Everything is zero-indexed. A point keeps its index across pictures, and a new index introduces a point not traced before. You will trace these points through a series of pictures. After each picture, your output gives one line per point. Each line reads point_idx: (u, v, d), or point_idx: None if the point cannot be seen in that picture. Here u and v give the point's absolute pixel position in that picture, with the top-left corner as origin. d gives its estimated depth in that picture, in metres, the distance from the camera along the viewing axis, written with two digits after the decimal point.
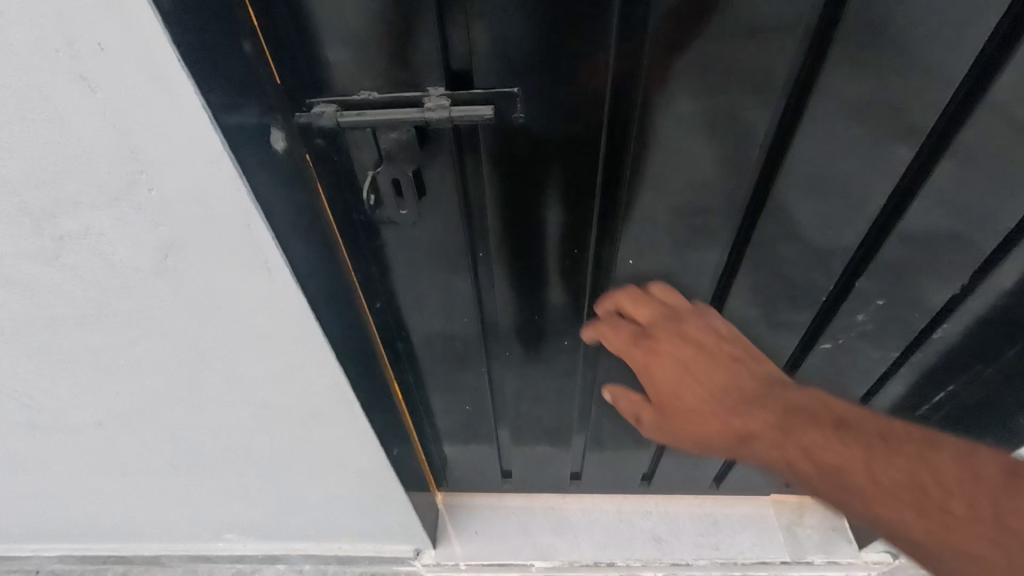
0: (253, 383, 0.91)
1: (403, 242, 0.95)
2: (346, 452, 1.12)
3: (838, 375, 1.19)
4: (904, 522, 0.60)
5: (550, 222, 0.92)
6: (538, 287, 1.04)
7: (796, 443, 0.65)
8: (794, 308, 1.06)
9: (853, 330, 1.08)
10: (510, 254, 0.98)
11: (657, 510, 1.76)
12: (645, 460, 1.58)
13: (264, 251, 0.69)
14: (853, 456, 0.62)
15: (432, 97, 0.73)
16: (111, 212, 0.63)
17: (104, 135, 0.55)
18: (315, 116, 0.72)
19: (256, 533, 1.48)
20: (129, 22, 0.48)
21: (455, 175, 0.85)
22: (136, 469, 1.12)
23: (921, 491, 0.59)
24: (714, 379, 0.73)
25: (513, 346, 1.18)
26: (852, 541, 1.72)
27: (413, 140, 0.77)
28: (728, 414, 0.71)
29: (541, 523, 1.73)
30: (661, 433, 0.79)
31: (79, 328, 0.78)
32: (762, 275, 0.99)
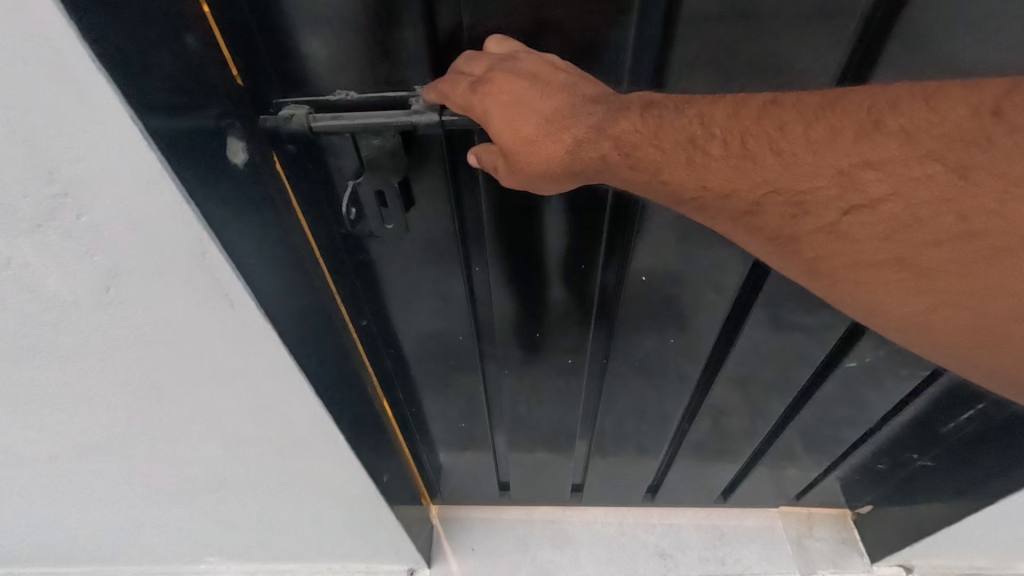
0: (223, 415, 0.83)
1: (389, 254, 0.86)
2: (332, 479, 1.04)
3: (858, 390, 1.14)
4: (687, 194, 0.55)
5: (555, 230, 0.84)
6: (542, 299, 0.96)
7: (608, 139, 0.55)
8: (816, 323, 0.98)
9: (881, 350, 1.03)
10: (512, 266, 0.90)
11: (661, 523, 1.68)
12: (648, 474, 1.50)
13: (216, 274, 0.59)
14: (644, 134, 0.53)
15: (419, 98, 0.64)
16: (35, 240, 0.54)
17: (11, 151, 0.47)
18: (284, 118, 0.63)
19: (240, 555, 1.40)
20: (31, 21, 0.40)
21: (446, 182, 0.75)
22: (104, 498, 1.04)
23: (694, 151, 0.53)
24: (539, 96, 0.55)
25: (512, 360, 1.10)
26: (863, 555, 1.65)
27: (399, 146, 0.68)
28: (563, 134, 0.56)
29: (541, 537, 1.66)
30: (511, 176, 0.59)
31: (16, 363, 0.69)
32: (783, 290, 0.92)
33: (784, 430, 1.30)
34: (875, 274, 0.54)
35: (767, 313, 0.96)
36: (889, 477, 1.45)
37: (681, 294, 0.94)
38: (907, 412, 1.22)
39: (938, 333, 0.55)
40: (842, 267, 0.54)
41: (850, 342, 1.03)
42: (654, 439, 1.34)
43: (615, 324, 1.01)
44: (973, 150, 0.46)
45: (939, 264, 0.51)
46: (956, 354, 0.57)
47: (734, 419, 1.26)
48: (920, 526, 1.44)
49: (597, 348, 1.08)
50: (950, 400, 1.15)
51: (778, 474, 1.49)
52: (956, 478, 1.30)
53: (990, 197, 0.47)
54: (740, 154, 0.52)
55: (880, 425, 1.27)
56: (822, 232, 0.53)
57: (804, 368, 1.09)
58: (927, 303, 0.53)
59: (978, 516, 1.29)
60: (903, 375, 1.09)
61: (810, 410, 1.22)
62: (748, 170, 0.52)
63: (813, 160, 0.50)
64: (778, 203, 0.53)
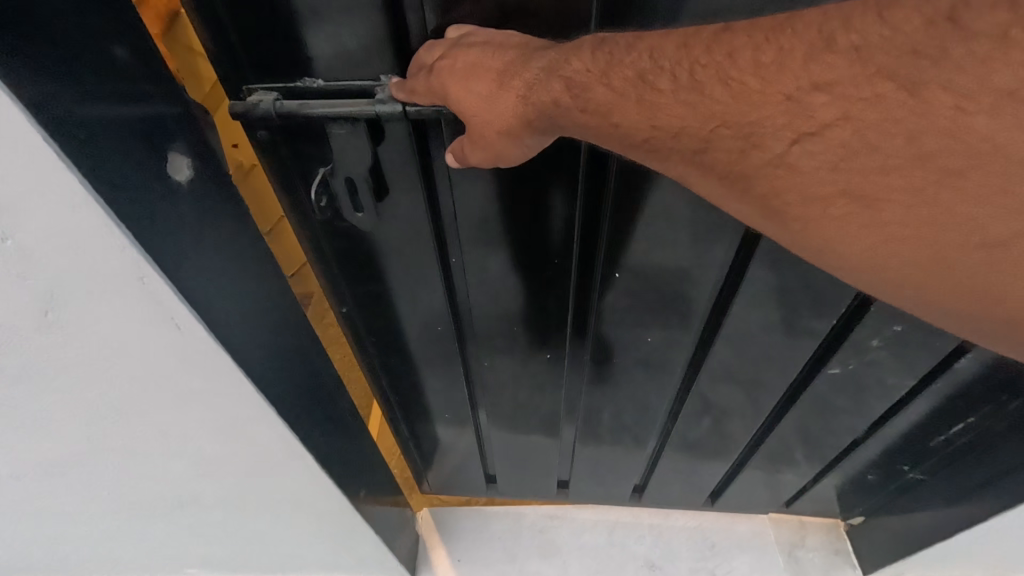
0: (185, 436, 0.79)
1: (360, 243, 0.81)
2: (306, 497, 1.01)
3: (845, 396, 1.09)
4: (638, 139, 0.50)
5: (531, 218, 0.77)
6: (522, 294, 0.90)
7: (559, 78, 0.51)
8: (800, 328, 0.92)
9: (866, 356, 0.97)
10: (488, 257, 0.83)
11: (651, 531, 1.63)
12: (635, 481, 1.45)
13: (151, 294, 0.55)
14: (592, 71, 0.50)
15: (385, 86, 0.61)
16: None
17: None
18: (248, 104, 0.61)
19: (221, 568, 1.36)
20: None
21: (415, 170, 0.71)
22: (70, 515, 1.00)
23: (644, 85, 0.48)
24: (490, 53, 0.53)
25: (489, 359, 1.04)
26: (855, 566, 1.61)
27: (363, 136, 0.64)
28: (514, 81, 0.52)
29: (529, 548, 1.61)
30: (480, 149, 0.57)
31: None
32: (762, 289, 0.86)
33: (773, 435, 1.24)
34: (836, 223, 0.48)
35: (750, 316, 0.90)
36: (884, 485, 1.40)
37: (661, 294, 0.88)
38: (895, 425, 1.17)
39: (921, 284, 0.50)
40: (804, 220, 0.49)
41: (835, 345, 0.97)
42: (641, 439, 1.27)
43: (598, 328, 0.96)
44: (922, 62, 0.41)
45: (896, 196, 0.45)
46: (943, 305, 0.52)
47: (719, 425, 1.20)
48: (917, 535, 1.39)
49: (579, 354, 1.03)
50: (941, 408, 1.10)
51: (770, 480, 1.43)
52: (952, 485, 1.25)
53: (941, 111, 0.42)
54: (689, 87, 0.47)
55: (872, 436, 1.20)
56: (772, 165, 0.47)
57: (789, 374, 1.02)
58: (904, 245, 0.48)
59: (972, 525, 1.25)
60: (893, 383, 1.04)
61: (799, 417, 1.16)
62: (695, 100, 0.47)
63: (761, 87, 0.45)
64: (727, 138, 0.48)
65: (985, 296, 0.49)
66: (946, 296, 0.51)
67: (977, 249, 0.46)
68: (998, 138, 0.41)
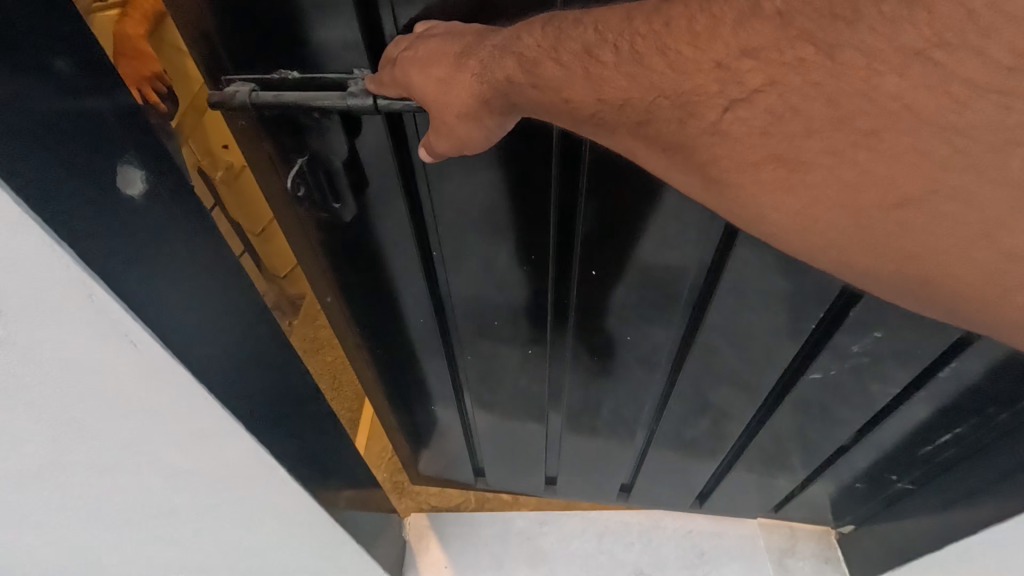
0: (159, 530, 0.60)
1: (333, 238, 0.69)
2: (324, 558, 0.86)
3: (833, 401, 0.86)
4: (585, 114, 0.39)
5: (497, 213, 0.64)
6: (506, 300, 0.76)
7: (511, 54, 0.37)
8: (760, 327, 0.74)
9: (849, 364, 0.78)
10: (462, 257, 0.70)
11: (639, 540, 1.35)
12: (621, 480, 1.21)
13: (114, 322, 0.39)
14: (541, 46, 0.36)
15: (359, 79, 0.52)
16: None
17: None
18: (225, 94, 0.52)
19: None
20: None
21: (392, 156, 0.59)
22: None
23: (587, 59, 0.35)
24: (451, 37, 0.41)
25: (472, 369, 0.90)
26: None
27: (337, 127, 0.56)
28: (469, 61, 0.40)
29: (517, 559, 1.33)
30: (444, 138, 0.44)
31: None
32: (747, 279, 0.67)
33: (755, 441, 1.00)
34: (821, 217, 0.36)
35: (746, 316, 0.72)
36: (873, 496, 1.13)
37: (664, 301, 0.73)
38: (872, 442, 0.95)
39: (845, 245, 0.38)
40: (782, 217, 0.37)
41: (823, 342, 0.75)
42: (614, 458, 1.12)
43: (586, 349, 0.84)
44: (862, 29, 0.30)
45: (819, 161, 0.34)
46: (871, 263, 0.39)
47: (695, 424, 0.97)
48: (888, 543, 1.17)
49: (565, 375, 0.91)
50: (948, 421, 0.85)
51: (763, 484, 1.15)
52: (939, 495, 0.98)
53: (882, 81, 0.31)
54: (631, 60, 0.34)
55: (851, 448, 0.96)
56: (707, 135, 0.35)
57: (765, 381, 0.84)
58: (815, 204, 0.36)
59: (937, 552, 1.02)
60: (899, 378, 0.80)
61: (780, 418, 0.92)
62: (639, 73, 0.34)
63: (693, 57, 0.33)
64: (666, 114, 0.35)
65: (916, 246, 0.37)
66: (859, 248, 0.38)
67: (895, 208, 0.35)
68: (906, 100, 0.31)
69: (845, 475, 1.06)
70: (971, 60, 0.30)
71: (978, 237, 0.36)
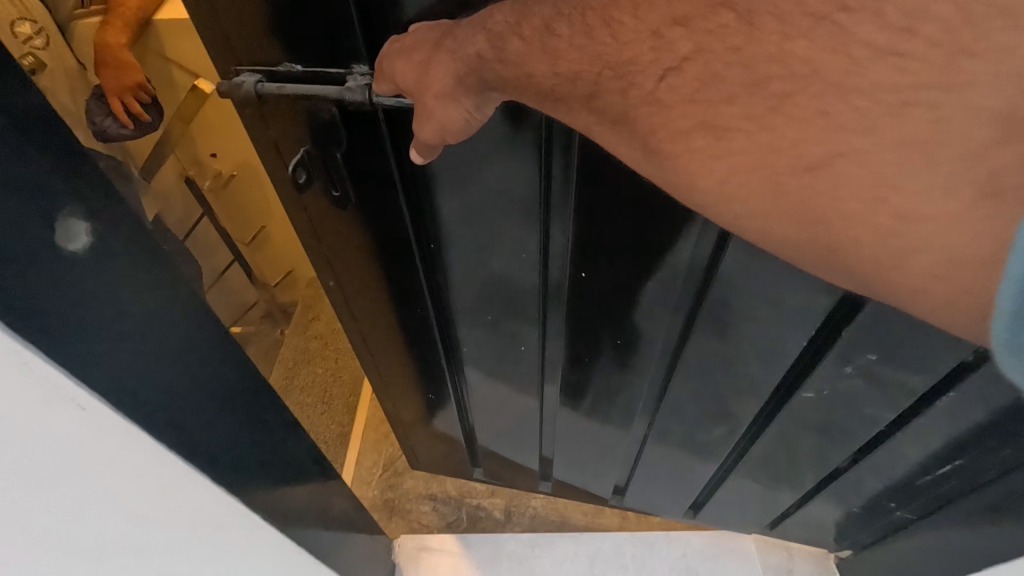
0: None
1: (339, 240, 0.56)
2: None
3: (835, 415, 0.58)
4: (547, 87, 0.33)
5: (533, 215, 0.49)
6: (544, 318, 0.60)
7: (482, 30, 0.34)
8: (744, 322, 0.51)
9: (857, 379, 0.53)
10: (484, 262, 0.55)
11: (635, 565, 0.94)
12: (614, 484, 0.86)
13: (54, 392, 0.27)
14: (507, 22, 0.33)
15: (358, 74, 0.42)
16: None
17: None
18: (230, 85, 0.43)
19: None
20: None
21: (392, 151, 0.47)
22: None
23: (546, 36, 0.32)
24: (437, 22, 0.37)
25: (484, 392, 0.73)
26: None
27: (336, 124, 0.46)
28: (446, 38, 0.36)
29: None
30: (426, 123, 0.39)
31: None
32: (728, 266, 0.47)
33: (750, 457, 0.69)
34: (788, 195, 0.27)
35: (770, 327, 0.51)
36: (868, 526, 0.77)
37: (718, 322, 0.52)
38: (850, 487, 0.69)
39: (772, 215, 0.28)
40: (751, 195, 0.28)
41: (820, 353, 0.52)
42: (595, 485, 0.88)
43: (618, 401, 0.68)
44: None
45: (739, 128, 0.27)
46: (780, 229, 0.28)
47: (693, 437, 0.69)
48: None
49: (585, 429, 0.75)
50: (956, 452, 0.56)
51: (767, 499, 0.78)
52: (953, 539, 0.66)
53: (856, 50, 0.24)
54: (581, 31, 0.28)
55: (850, 472, 0.66)
56: (644, 106, 0.28)
57: (748, 414, 0.62)
58: (705, 171, 0.28)
59: None
60: (904, 396, 0.53)
61: (790, 433, 0.63)
62: (590, 51, 0.28)
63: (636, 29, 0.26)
64: (615, 90, 0.28)
65: (818, 209, 0.26)
66: (782, 219, 0.28)
67: (802, 175, 0.26)
68: (817, 64, 0.24)
69: (834, 522, 0.78)
70: (871, 23, 0.23)
71: (874, 204, 0.25)
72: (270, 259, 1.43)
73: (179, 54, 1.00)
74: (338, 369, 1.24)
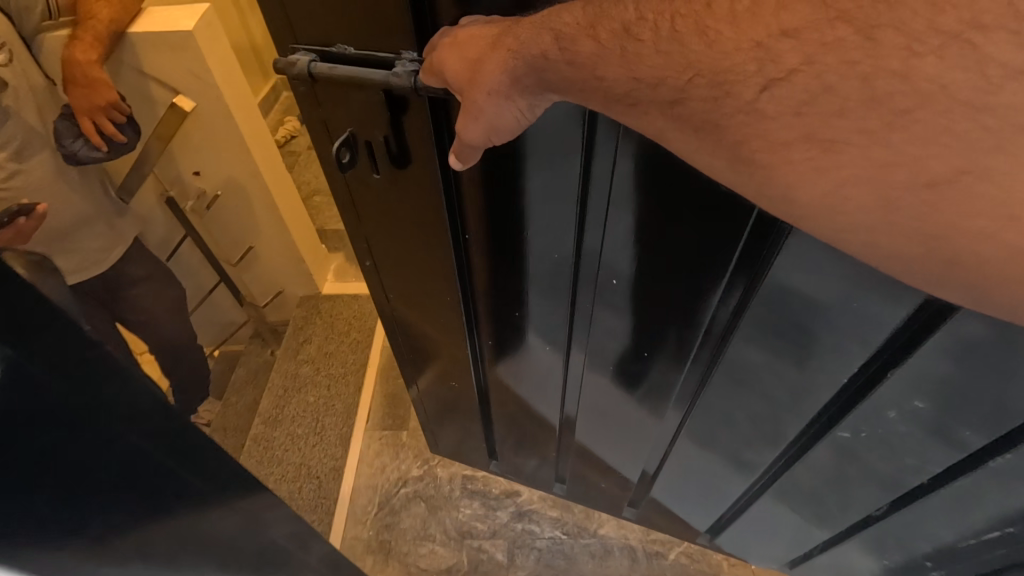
0: None
1: (384, 221, 0.58)
2: None
3: (879, 459, 0.52)
4: (619, 92, 0.30)
5: (613, 218, 0.47)
6: (598, 324, 0.58)
7: (550, 29, 0.32)
8: (818, 348, 0.47)
9: (909, 419, 0.47)
10: (537, 261, 0.54)
11: None
12: (638, 485, 0.78)
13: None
14: (579, 24, 0.31)
15: (405, 60, 0.43)
16: None
17: None
18: (285, 63, 0.46)
19: None
20: None
21: (433, 143, 0.48)
22: None
23: (624, 40, 0.29)
24: (496, 21, 0.36)
25: (509, 389, 0.72)
26: None
27: (381, 108, 0.47)
28: (504, 35, 0.35)
29: None
30: (474, 122, 0.37)
31: None
32: (812, 289, 0.43)
33: (778, 485, 0.63)
34: (910, 213, 0.25)
35: (817, 351, 0.47)
36: None
37: (797, 347, 0.48)
38: (882, 535, 0.61)
39: (880, 231, 0.26)
40: (862, 211, 0.26)
41: (869, 385, 0.47)
42: (614, 492, 0.82)
43: (639, 414, 0.65)
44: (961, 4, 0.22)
45: (848, 140, 0.24)
46: (886, 242, 0.27)
47: (713, 452, 0.64)
48: None
49: (606, 438, 0.72)
50: (1003, 522, 0.50)
51: (797, 534, 0.69)
52: None
53: (991, 69, 0.22)
54: (671, 35, 0.27)
55: (882, 520, 0.59)
56: (738, 114, 0.26)
57: (782, 441, 0.58)
58: (807, 182, 0.26)
59: None
60: (964, 446, 0.46)
61: (836, 465, 0.56)
62: (679, 56, 0.27)
63: (733, 35, 0.25)
64: (704, 95, 0.27)
65: (939, 225, 0.25)
66: (890, 237, 0.26)
67: (919, 191, 0.24)
68: (945, 80, 0.22)
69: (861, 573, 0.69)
70: (1009, 40, 0.21)
71: (1002, 222, 0.24)
72: (259, 282, 1.34)
73: (158, 69, 0.99)
74: (331, 397, 1.07)
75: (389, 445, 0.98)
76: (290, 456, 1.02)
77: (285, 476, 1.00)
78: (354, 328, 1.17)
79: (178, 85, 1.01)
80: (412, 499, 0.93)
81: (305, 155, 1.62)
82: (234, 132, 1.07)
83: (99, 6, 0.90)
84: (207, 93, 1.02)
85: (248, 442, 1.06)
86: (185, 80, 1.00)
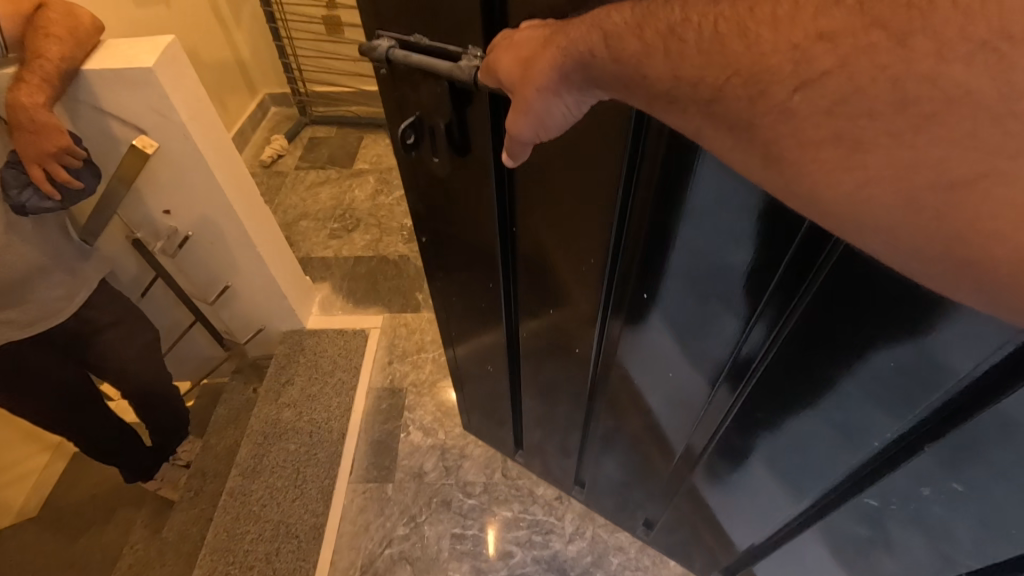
0: None
1: (441, 202, 0.62)
2: None
3: (910, 534, 0.51)
4: (659, 90, 0.31)
5: (665, 235, 0.48)
6: (643, 336, 0.58)
7: (598, 29, 0.34)
8: (861, 404, 0.46)
9: (944, 503, 0.46)
10: (584, 268, 0.55)
11: None
12: (660, 508, 0.82)
13: None
14: (627, 24, 0.32)
15: (469, 54, 0.45)
16: None
17: None
18: (368, 46, 0.49)
19: None
20: None
21: (489, 135, 0.50)
22: None
23: (669, 40, 0.30)
24: (553, 22, 0.38)
25: (540, 378, 0.76)
26: None
27: (445, 97, 0.49)
28: (560, 33, 0.37)
29: None
30: (523, 117, 0.39)
31: None
32: (916, 351, 0.40)
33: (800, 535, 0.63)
34: (933, 221, 0.25)
35: (857, 410, 0.46)
36: None
37: (902, 405, 0.43)
38: None
39: (904, 238, 0.27)
40: (887, 215, 0.26)
41: (908, 450, 0.46)
42: (632, 505, 0.87)
43: (663, 427, 0.67)
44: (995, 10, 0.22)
45: (877, 141, 0.25)
46: (910, 245, 0.26)
47: (740, 485, 0.64)
48: None
49: (630, 448, 0.75)
50: None
51: None
52: None
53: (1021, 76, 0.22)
54: (712, 36, 0.28)
55: None
56: (774, 115, 0.27)
57: (810, 492, 0.57)
58: (833, 183, 0.27)
59: None
60: (1009, 546, 0.44)
61: (862, 530, 0.55)
62: (718, 57, 0.28)
63: (770, 38, 0.27)
64: (739, 96, 0.28)
65: (965, 233, 0.25)
66: (912, 245, 0.27)
67: (944, 193, 0.25)
68: (971, 86, 0.23)
69: None
70: None
71: None
72: (238, 319, 1.21)
73: (118, 109, 0.89)
74: (314, 446, 1.04)
75: (374, 500, 1.00)
76: (267, 512, 0.97)
77: (261, 537, 0.94)
78: (341, 365, 1.15)
79: (140, 123, 0.91)
80: (397, 561, 0.94)
81: (292, 175, 1.64)
82: (208, 175, 0.98)
83: (49, 43, 0.80)
84: (179, 131, 0.92)
85: (222, 497, 0.99)
86: (147, 118, 0.90)
